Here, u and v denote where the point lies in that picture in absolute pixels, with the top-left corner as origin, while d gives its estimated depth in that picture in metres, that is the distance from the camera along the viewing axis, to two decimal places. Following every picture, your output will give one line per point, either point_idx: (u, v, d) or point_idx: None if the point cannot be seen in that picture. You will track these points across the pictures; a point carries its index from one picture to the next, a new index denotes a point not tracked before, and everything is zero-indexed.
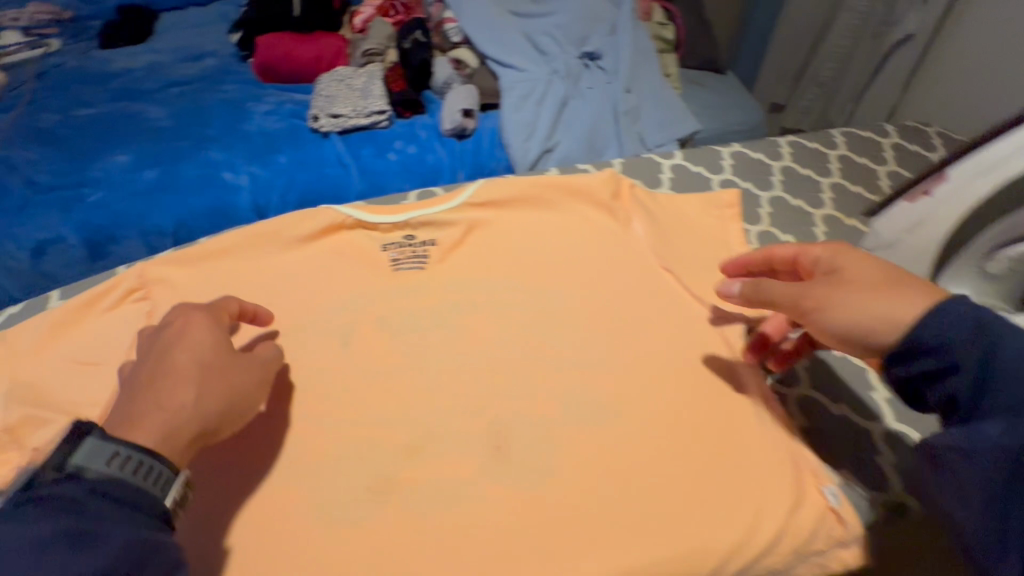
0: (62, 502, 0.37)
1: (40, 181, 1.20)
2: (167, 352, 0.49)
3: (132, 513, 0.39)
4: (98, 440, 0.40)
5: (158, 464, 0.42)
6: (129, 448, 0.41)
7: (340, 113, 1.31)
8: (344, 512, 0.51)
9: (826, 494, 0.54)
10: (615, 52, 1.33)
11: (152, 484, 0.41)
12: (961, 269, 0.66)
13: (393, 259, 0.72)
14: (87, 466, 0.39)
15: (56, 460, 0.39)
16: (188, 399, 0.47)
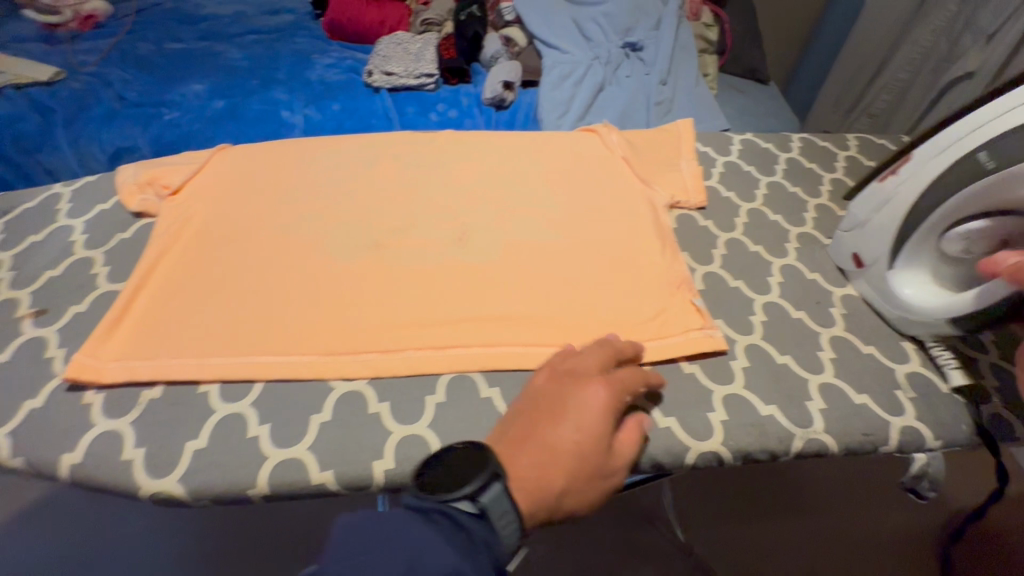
0: (457, 529, 0.41)
1: (128, 97, 1.36)
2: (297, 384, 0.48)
3: (484, 554, 0.41)
4: (501, 491, 0.43)
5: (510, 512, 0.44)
6: (512, 506, 0.43)
7: (393, 71, 1.42)
8: (331, 358, 0.60)
9: (719, 403, 0.59)
10: (657, 44, 1.40)
11: (504, 529, 0.43)
12: (918, 244, 0.64)
13: (416, 173, 0.84)
14: (492, 512, 0.43)
15: (471, 494, 0.42)
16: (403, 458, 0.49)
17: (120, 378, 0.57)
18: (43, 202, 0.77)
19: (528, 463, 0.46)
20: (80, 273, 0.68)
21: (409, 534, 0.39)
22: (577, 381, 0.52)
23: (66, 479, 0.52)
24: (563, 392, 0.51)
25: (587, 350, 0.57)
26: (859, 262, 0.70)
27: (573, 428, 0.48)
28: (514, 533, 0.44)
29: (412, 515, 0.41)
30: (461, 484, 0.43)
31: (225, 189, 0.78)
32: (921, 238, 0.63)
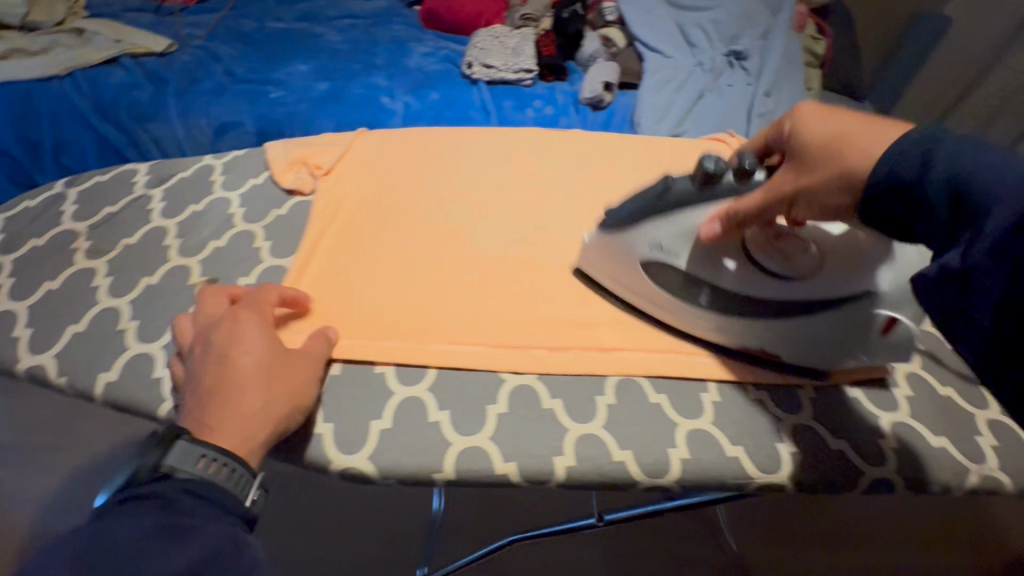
0: (156, 499, 0.40)
1: (235, 73, 1.40)
2: (225, 351, 0.50)
3: (218, 512, 0.42)
4: (187, 445, 0.43)
5: (241, 468, 0.44)
6: (210, 450, 0.43)
7: (492, 65, 1.44)
8: (498, 351, 0.60)
9: (890, 431, 0.58)
10: (763, 54, 1.38)
11: (239, 486, 0.43)
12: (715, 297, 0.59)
13: (553, 171, 0.84)
14: (177, 467, 0.42)
15: (152, 459, 0.42)
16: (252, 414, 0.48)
17: None
18: (198, 172, 0.79)
19: (246, 412, 0.47)
20: (245, 246, 0.70)
21: (118, 533, 0.37)
22: (227, 325, 0.52)
23: None
24: (231, 323, 0.53)
25: (217, 323, 0.53)
26: (882, 335, 0.57)
27: (253, 397, 0.48)
28: (242, 488, 0.43)
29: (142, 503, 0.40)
30: (141, 455, 0.43)
31: (372, 173, 0.79)
32: (786, 288, 0.57)
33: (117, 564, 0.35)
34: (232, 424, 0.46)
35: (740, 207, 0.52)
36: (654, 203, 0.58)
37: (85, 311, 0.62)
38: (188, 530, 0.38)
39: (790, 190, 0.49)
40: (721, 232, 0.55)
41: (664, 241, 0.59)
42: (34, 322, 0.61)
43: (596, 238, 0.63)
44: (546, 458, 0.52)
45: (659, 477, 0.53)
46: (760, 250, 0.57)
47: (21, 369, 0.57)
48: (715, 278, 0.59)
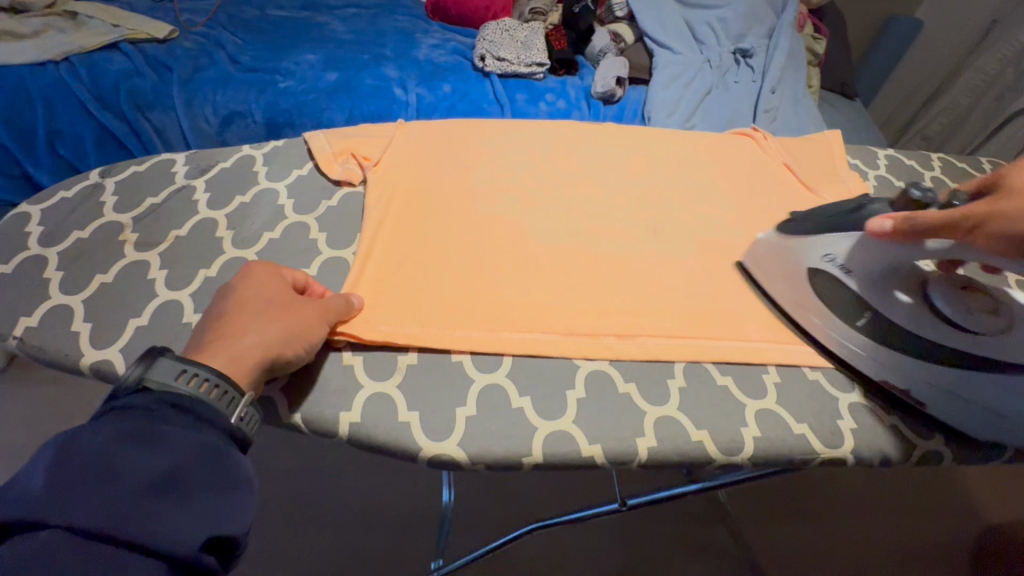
0: (140, 409, 0.45)
1: (241, 61, 1.36)
2: (235, 287, 0.56)
3: (200, 425, 0.47)
4: (173, 363, 0.48)
5: (230, 389, 0.49)
6: (200, 370, 0.48)
7: (504, 58, 1.44)
8: (570, 339, 0.62)
9: None
10: (767, 52, 1.43)
11: (225, 407, 0.48)
12: (885, 330, 0.60)
13: (596, 164, 0.85)
14: (160, 383, 0.47)
15: (137, 376, 0.47)
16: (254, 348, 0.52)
17: (374, 340, 0.58)
18: (238, 162, 0.77)
19: (251, 343, 0.52)
20: (300, 237, 0.69)
21: (95, 438, 0.42)
22: (246, 275, 0.57)
23: (343, 437, 0.53)
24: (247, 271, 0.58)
25: (243, 282, 0.57)
26: None
27: (250, 336, 0.52)
28: (229, 409, 0.49)
29: (127, 415, 0.44)
30: (130, 372, 0.48)
31: (420, 164, 0.79)
32: (962, 340, 0.57)
33: (92, 466, 0.40)
34: (229, 351, 0.51)
35: (921, 220, 0.51)
36: (845, 222, 0.60)
37: (144, 304, 0.60)
38: (159, 439, 0.43)
39: (985, 216, 0.48)
40: (891, 233, 0.54)
41: (842, 259, 0.60)
42: (91, 316, 0.59)
43: (770, 242, 0.67)
44: (628, 439, 0.54)
45: (732, 454, 0.55)
46: (933, 291, 0.59)
47: (85, 364, 0.56)
48: (886, 312, 0.60)
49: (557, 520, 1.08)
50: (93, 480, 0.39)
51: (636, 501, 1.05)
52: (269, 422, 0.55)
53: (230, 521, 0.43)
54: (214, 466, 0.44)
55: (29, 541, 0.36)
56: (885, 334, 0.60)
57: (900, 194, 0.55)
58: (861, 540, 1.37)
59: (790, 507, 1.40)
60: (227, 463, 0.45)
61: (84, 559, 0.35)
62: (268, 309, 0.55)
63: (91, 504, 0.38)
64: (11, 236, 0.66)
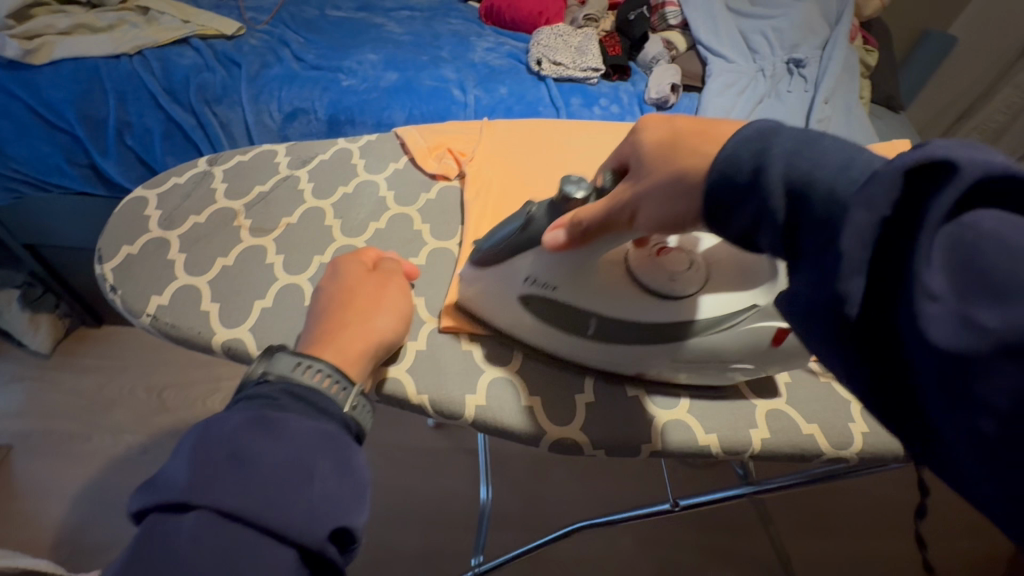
0: (263, 397, 0.45)
1: (306, 60, 1.39)
2: (329, 287, 0.57)
3: (321, 414, 0.46)
4: (289, 356, 0.49)
5: (340, 379, 0.49)
6: (316, 362, 0.48)
7: (561, 62, 1.47)
8: None
9: None
10: (821, 63, 1.45)
11: (338, 396, 0.47)
12: (605, 333, 0.55)
13: None
14: (277, 374, 0.47)
15: (260, 368, 0.48)
16: (359, 344, 0.52)
17: (489, 326, 0.61)
18: (337, 155, 0.80)
19: (354, 334, 0.52)
20: (405, 227, 0.71)
21: (225, 424, 0.42)
22: (336, 273, 0.58)
23: (469, 418, 0.55)
24: (336, 272, 0.59)
25: (332, 270, 0.59)
26: (773, 344, 0.55)
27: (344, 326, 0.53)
28: (342, 398, 0.48)
29: (253, 402, 0.44)
30: (252, 366, 0.49)
31: (511, 160, 0.82)
32: (653, 312, 0.54)
33: (227, 453, 0.40)
34: (337, 344, 0.51)
35: (586, 218, 0.48)
36: (521, 240, 0.53)
37: (266, 286, 0.63)
38: (285, 425, 0.42)
39: (631, 203, 0.46)
40: (571, 239, 0.50)
41: (538, 274, 0.54)
42: (218, 296, 0.61)
43: (467, 273, 0.58)
44: (743, 431, 0.56)
45: (844, 447, 0.57)
46: (642, 268, 0.55)
47: (217, 342, 0.58)
48: (598, 307, 0.54)
49: (609, 518, 1.09)
50: (227, 468, 0.39)
51: (687, 503, 1.06)
52: (394, 403, 0.56)
53: (350, 513, 0.41)
54: (334, 454, 0.43)
55: (180, 524, 0.36)
56: (600, 329, 0.55)
57: (556, 193, 0.51)
58: (894, 552, 1.42)
59: (823, 516, 1.47)
60: (348, 452, 0.44)
61: (230, 545, 0.36)
62: (358, 306, 0.55)
63: (229, 490, 0.38)
64: (131, 220, 0.68)
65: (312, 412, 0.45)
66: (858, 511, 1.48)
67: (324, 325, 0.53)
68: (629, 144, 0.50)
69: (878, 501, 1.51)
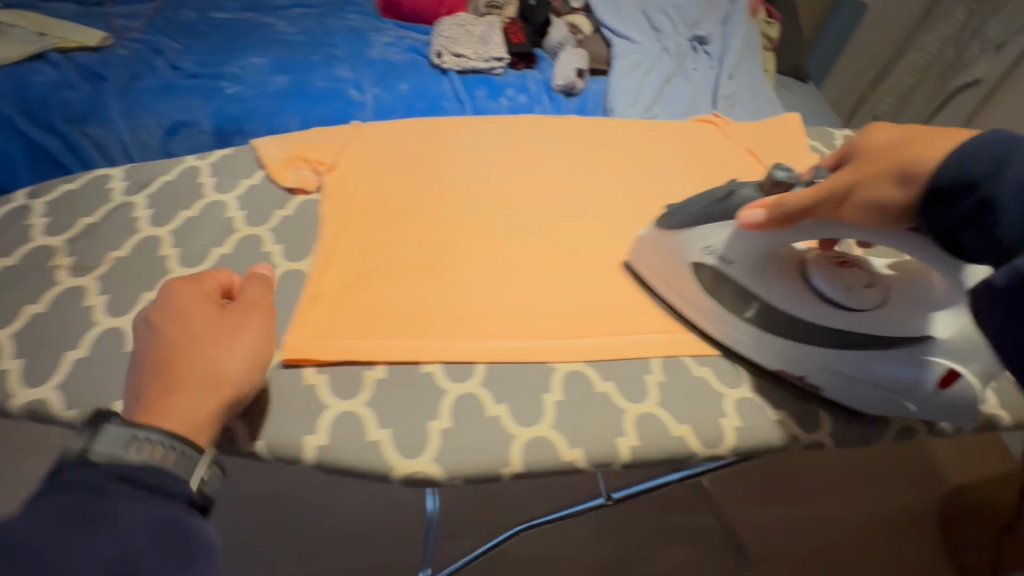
0: (86, 486, 0.38)
1: (183, 68, 1.28)
2: (166, 327, 0.49)
3: (155, 497, 0.40)
4: (119, 427, 0.41)
5: (188, 449, 0.42)
6: (151, 433, 0.41)
7: (462, 54, 1.41)
8: (545, 343, 0.61)
9: None
10: (722, 39, 1.45)
11: (181, 467, 0.42)
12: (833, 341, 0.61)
13: (558, 157, 0.84)
14: (105, 452, 0.40)
15: (80, 445, 0.41)
16: (211, 399, 0.46)
17: (338, 356, 0.56)
18: (183, 175, 0.73)
19: (201, 387, 0.46)
20: (253, 251, 0.65)
21: (30, 524, 0.35)
22: (171, 301, 0.50)
23: (311, 462, 0.51)
24: (178, 301, 0.50)
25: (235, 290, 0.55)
26: (940, 388, 0.58)
27: (192, 357, 0.47)
28: (187, 471, 0.42)
29: (69, 490, 0.37)
30: (75, 441, 0.41)
31: (377, 165, 0.76)
32: (828, 314, 0.60)
33: (31, 561, 0.33)
34: (180, 408, 0.44)
35: (791, 202, 0.54)
36: (718, 210, 0.62)
37: (82, 334, 0.56)
38: (105, 521, 0.36)
39: (849, 190, 0.52)
40: (766, 221, 0.56)
41: (720, 248, 0.62)
42: (25, 351, 0.54)
43: (651, 235, 0.67)
44: (608, 440, 0.55)
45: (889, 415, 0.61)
46: (818, 273, 0.62)
47: (16, 404, 0.51)
48: (768, 296, 0.61)
49: (543, 519, 1.06)
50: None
51: (620, 494, 1.02)
52: (230, 452, 0.51)
53: None
54: (171, 546, 0.38)
55: None
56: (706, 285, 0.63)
57: (765, 177, 0.58)
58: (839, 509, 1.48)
59: (764, 488, 1.49)
60: (189, 537, 0.39)
61: None
62: (208, 346, 0.48)
63: None
64: None
65: (150, 496, 0.39)
66: (797, 483, 1.51)
67: (163, 376, 0.46)
68: (849, 146, 0.57)
69: (818, 467, 1.54)
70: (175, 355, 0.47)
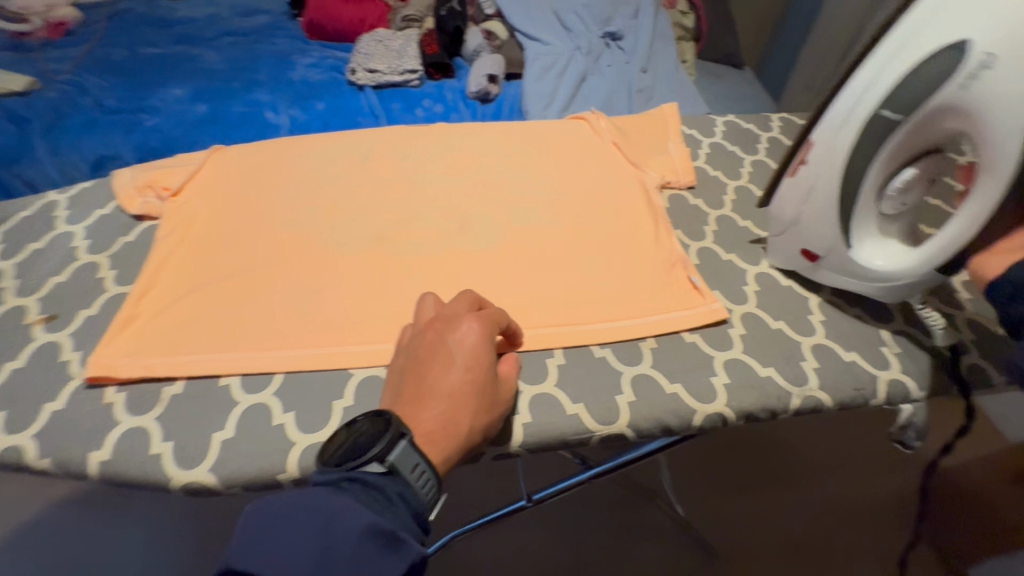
0: (378, 493, 0.43)
1: (107, 105, 1.35)
2: (440, 356, 0.51)
3: (411, 518, 0.44)
4: (408, 447, 0.45)
5: (435, 477, 0.46)
6: (427, 464, 0.45)
7: (376, 69, 1.44)
8: (348, 348, 0.62)
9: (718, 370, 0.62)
10: (636, 32, 1.47)
11: (427, 495, 0.45)
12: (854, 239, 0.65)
13: (413, 164, 0.84)
14: (400, 468, 0.44)
15: (378, 455, 0.44)
16: (462, 426, 0.49)
17: (135, 374, 0.58)
18: (39, 209, 0.76)
19: (438, 416, 0.49)
20: (88, 277, 0.68)
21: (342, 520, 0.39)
22: (459, 334, 0.53)
23: (94, 476, 0.53)
24: (451, 322, 0.54)
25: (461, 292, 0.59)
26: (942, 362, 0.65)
27: (463, 363, 0.51)
28: (432, 495, 0.46)
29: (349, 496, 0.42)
30: (375, 444, 0.44)
31: (223, 186, 0.78)
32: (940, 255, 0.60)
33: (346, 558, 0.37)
34: (434, 435, 0.48)
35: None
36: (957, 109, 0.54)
37: None
38: (403, 539, 0.39)
39: None
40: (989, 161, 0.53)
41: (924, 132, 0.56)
42: None
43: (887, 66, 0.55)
44: None
45: (878, 369, 0.63)
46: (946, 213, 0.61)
47: None
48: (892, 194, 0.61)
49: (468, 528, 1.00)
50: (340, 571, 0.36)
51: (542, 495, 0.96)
52: (21, 470, 0.54)
53: None
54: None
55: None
56: (854, 158, 0.60)
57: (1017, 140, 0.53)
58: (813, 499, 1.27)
59: (736, 471, 1.30)
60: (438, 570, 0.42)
61: None
62: (476, 400, 0.50)
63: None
64: None
65: (402, 514, 0.43)
66: (775, 465, 1.32)
67: (428, 403, 0.49)
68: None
69: (802, 451, 1.34)
70: (438, 392, 0.49)
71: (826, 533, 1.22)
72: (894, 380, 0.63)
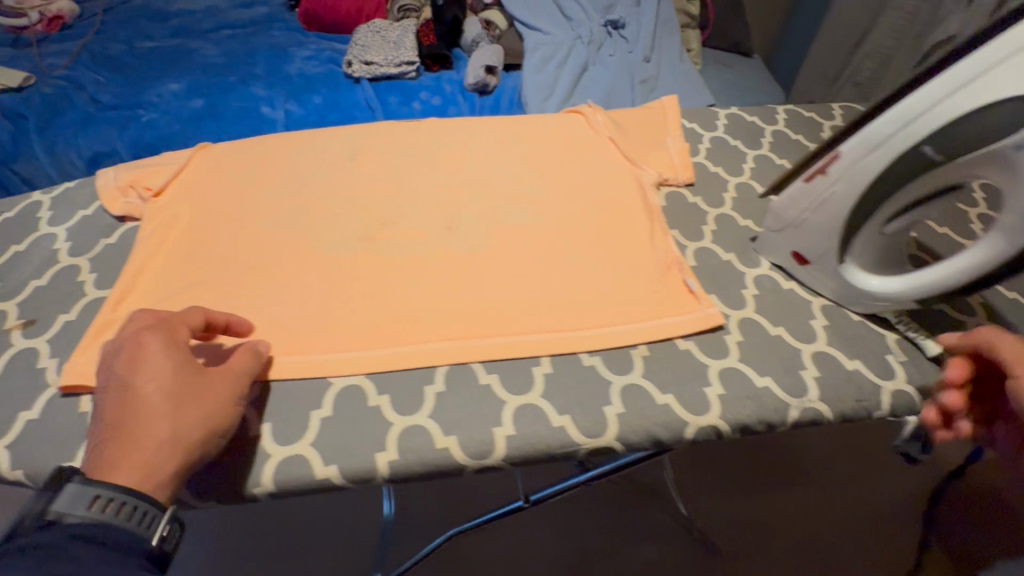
0: (80, 541, 0.40)
1: (102, 100, 1.33)
2: (128, 383, 0.47)
3: (121, 556, 0.41)
4: (80, 484, 0.42)
5: (147, 504, 0.43)
6: (112, 492, 0.42)
7: (373, 61, 1.41)
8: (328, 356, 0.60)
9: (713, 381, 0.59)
10: (638, 21, 1.42)
11: (140, 526, 0.42)
12: (861, 254, 0.63)
13: (401, 160, 0.82)
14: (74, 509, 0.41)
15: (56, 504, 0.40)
16: (160, 433, 0.45)
17: None
18: (22, 210, 0.75)
19: (150, 437, 0.45)
20: (68, 280, 0.67)
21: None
22: (130, 348, 0.48)
23: None
24: (132, 344, 0.49)
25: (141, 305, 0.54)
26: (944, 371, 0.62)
27: (144, 381, 0.47)
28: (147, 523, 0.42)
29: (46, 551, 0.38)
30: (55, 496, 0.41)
31: (206, 185, 0.76)
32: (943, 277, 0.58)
33: None
34: (135, 460, 0.44)
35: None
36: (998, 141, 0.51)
37: None
38: None
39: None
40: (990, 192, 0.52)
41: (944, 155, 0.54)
42: None
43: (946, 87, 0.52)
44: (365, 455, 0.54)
45: (883, 380, 0.60)
46: None
47: None
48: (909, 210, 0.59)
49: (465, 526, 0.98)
50: None
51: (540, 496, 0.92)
52: None
53: None
54: None
55: None
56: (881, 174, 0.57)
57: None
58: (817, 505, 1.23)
59: (739, 474, 1.26)
60: None
61: None
62: (173, 406, 0.47)
63: None
64: None
65: (119, 560, 0.40)
66: (784, 467, 1.28)
67: (125, 429, 0.45)
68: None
69: (807, 453, 1.31)
70: (126, 415, 0.45)
71: (832, 538, 1.19)
72: (899, 391, 0.60)
